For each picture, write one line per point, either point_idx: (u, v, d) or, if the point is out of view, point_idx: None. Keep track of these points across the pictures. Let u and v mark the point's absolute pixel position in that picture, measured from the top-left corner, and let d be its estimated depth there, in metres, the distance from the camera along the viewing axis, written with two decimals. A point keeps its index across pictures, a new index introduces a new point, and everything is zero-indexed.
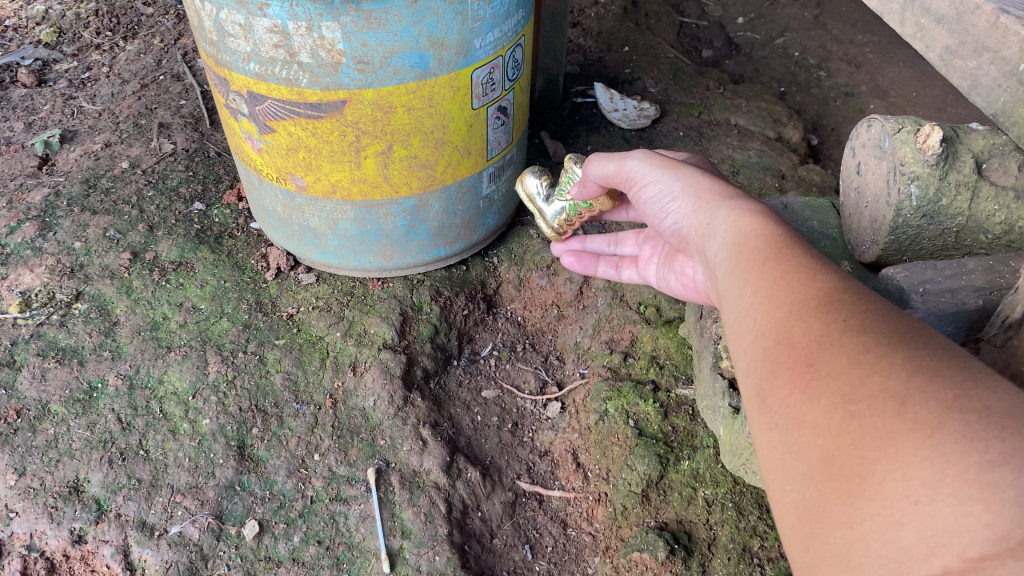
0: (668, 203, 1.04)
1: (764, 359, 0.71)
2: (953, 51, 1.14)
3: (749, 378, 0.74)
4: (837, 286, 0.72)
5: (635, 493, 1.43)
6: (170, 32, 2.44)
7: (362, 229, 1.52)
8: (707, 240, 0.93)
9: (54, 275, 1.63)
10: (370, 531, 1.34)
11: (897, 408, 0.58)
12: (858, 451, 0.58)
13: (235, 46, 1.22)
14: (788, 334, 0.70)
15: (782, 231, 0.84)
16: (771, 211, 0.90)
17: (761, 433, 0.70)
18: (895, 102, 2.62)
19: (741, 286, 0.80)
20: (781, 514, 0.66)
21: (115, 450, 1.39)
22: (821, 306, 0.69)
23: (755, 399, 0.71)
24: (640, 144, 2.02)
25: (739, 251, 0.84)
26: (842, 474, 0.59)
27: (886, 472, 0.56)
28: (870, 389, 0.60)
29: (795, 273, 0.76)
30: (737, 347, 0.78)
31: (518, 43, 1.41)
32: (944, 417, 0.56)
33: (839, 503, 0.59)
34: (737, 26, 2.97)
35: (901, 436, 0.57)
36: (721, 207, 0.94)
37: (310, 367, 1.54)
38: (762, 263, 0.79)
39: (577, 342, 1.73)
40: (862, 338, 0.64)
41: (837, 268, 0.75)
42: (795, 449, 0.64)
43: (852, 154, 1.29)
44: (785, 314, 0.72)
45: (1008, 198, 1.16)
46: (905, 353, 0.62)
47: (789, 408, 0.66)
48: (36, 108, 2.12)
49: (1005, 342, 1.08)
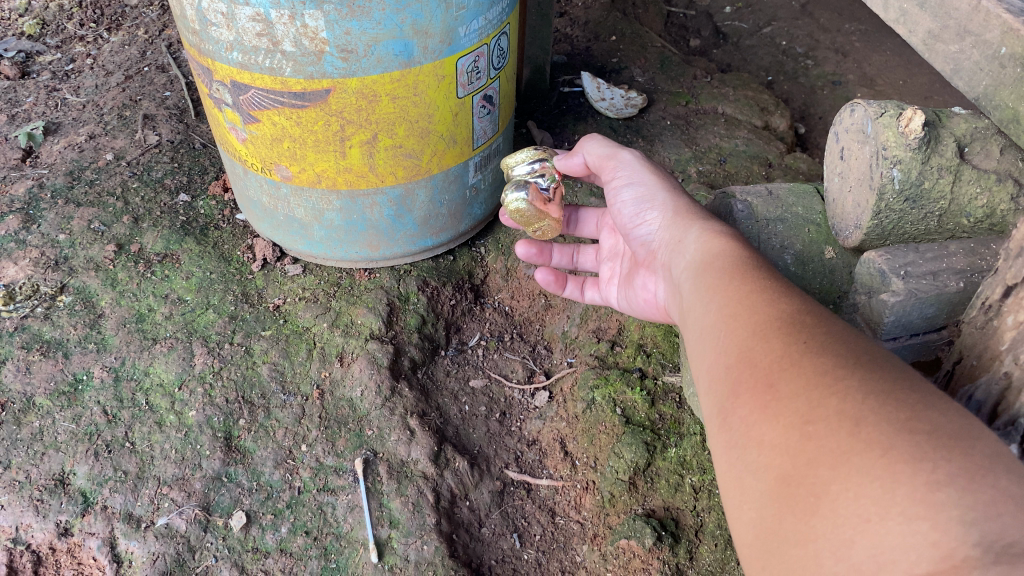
0: (646, 209, 1.14)
1: (726, 378, 0.78)
2: (935, 36, 1.15)
3: (711, 397, 0.80)
4: (799, 309, 0.80)
5: (622, 481, 1.44)
6: (154, 24, 2.42)
7: (348, 219, 1.51)
8: (679, 255, 1.03)
9: (38, 268, 1.62)
10: (358, 521, 1.34)
11: (851, 429, 0.65)
12: (813, 471, 0.65)
13: (217, 35, 1.21)
14: (751, 354, 0.77)
15: (748, 254, 0.95)
16: (739, 236, 1.00)
17: (720, 450, 0.76)
18: (882, 90, 2.63)
19: (709, 305, 0.88)
20: (739, 531, 0.72)
21: (101, 442, 1.38)
22: (783, 327, 0.77)
23: (715, 417, 0.78)
24: (627, 133, 2.01)
25: (706, 269, 0.94)
26: (798, 493, 0.65)
27: (838, 491, 0.62)
28: (827, 410, 0.67)
29: (759, 295, 0.84)
30: (700, 364, 0.85)
31: (503, 31, 1.40)
32: (896, 438, 0.63)
33: (795, 521, 0.65)
34: (725, 15, 2.97)
35: (854, 456, 0.63)
36: (694, 225, 1.04)
37: (297, 359, 1.54)
38: (728, 283, 0.89)
39: (565, 332, 1.74)
40: (822, 359, 0.72)
41: (799, 293, 0.83)
42: (752, 469, 0.71)
43: (836, 139, 1.29)
44: (749, 334, 0.79)
45: (990, 180, 1.16)
46: (861, 375, 0.69)
47: (749, 427, 0.72)
48: (19, 100, 2.10)
49: (985, 323, 1.08)
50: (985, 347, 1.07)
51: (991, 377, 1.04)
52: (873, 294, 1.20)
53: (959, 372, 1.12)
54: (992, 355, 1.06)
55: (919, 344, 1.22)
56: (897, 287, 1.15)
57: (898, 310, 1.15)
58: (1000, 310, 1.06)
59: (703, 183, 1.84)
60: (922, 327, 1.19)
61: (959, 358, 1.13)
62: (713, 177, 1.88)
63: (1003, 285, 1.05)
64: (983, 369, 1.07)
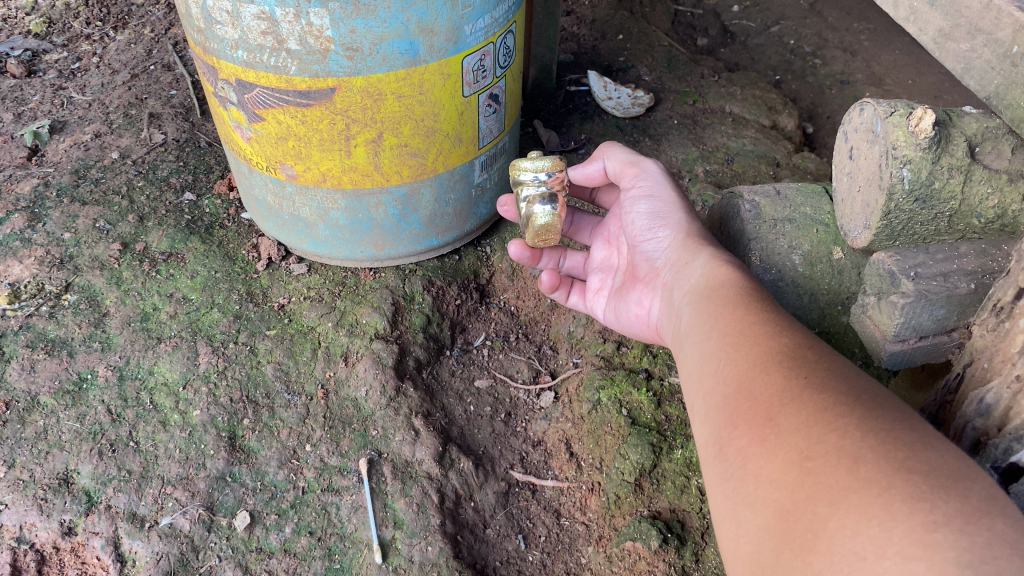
0: (659, 228, 1.16)
1: (724, 407, 0.81)
2: (946, 34, 1.14)
3: (708, 424, 0.82)
4: (800, 344, 0.83)
5: (627, 483, 1.43)
6: (160, 22, 2.42)
7: (352, 219, 1.51)
8: (684, 276, 1.05)
9: (43, 267, 1.62)
10: (362, 521, 1.34)
11: (850, 466, 0.65)
12: (812, 507, 0.65)
13: (223, 33, 1.20)
14: (752, 386, 0.79)
15: (750, 285, 0.98)
16: (743, 268, 1.03)
17: (717, 481, 0.77)
18: (891, 89, 2.61)
19: (708, 333, 0.92)
20: (735, 564, 0.72)
21: (105, 441, 1.38)
22: (785, 361, 0.80)
23: (712, 446, 0.80)
24: (634, 132, 2.00)
25: (710, 295, 0.97)
26: (796, 529, 0.65)
27: (836, 529, 0.62)
28: (827, 446, 0.68)
29: (761, 327, 0.87)
30: (697, 389, 0.88)
31: (509, 30, 1.39)
32: (894, 477, 0.63)
33: (792, 557, 0.65)
34: (733, 14, 2.95)
35: (853, 494, 0.63)
36: (702, 251, 1.07)
37: (302, 358, 1.53)
38: (730, 311, 0.92)
39: (570, 332, 1.73)
40: (822, 396, 0.73)
41: (801, 329, 0.86)
42: (751, 502, 0.71)
43: (845, 139, 1.26)
44: (749, 365, 0.82)
45: (1002, 180, 1.14)
46: (860, 414, 0.70)
47: (747, 459, 0.74)
48: (26, 98, 2.10)
49: (997, 325, 1.07)
50: (997, 349, 1.06)
51: (1004, 380, 1.03)
52: (883, 296, 1.18)
53: (969, 375, 1.11)
54: (1004, 357, 1.05)
55: (929, 346, 1.21)
56: (907, 288, 1.14)
57: (908, 313, 1.14)
58: (1013, 312, 1.05)
59: (710, 183, 1.83)
60: (933, 329, 1.18)
61: (970, 361, 1.12)
62: (721, 176, 1.87)
63: (1015, 286, 1.05)
64: (994, 372, 1.06)
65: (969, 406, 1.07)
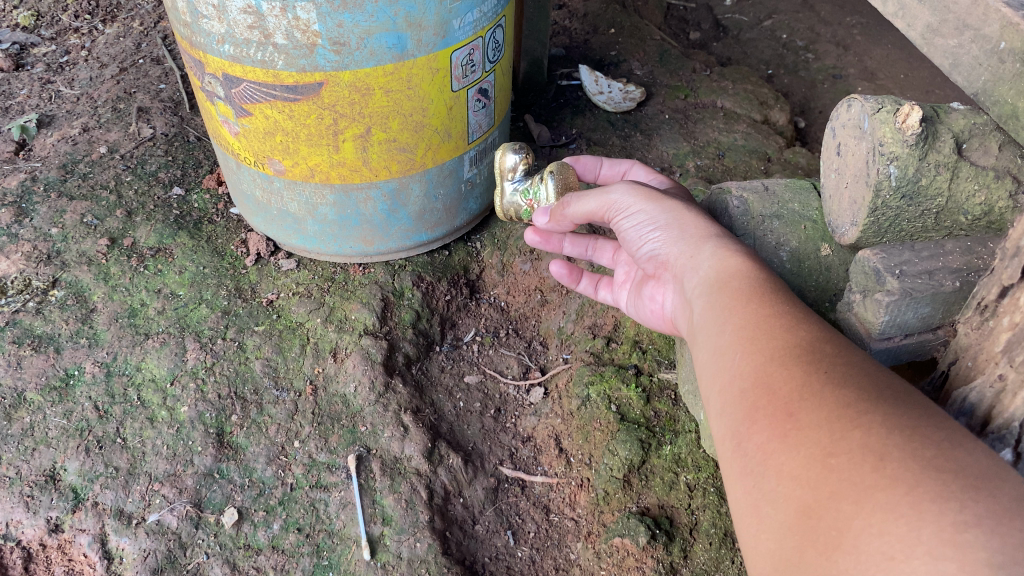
0: (648, 230, 1.14)
1: (741, 402, 0.80)
2: (933, 30, 1.13)
3: (724, 420, 0.82)
4: (816, 337, 0.83)
5: (617, 479, 1.44)
6: (150, 15, 2.41)
7: (342, 214, 1.50)
8: (690, 272, 1.05)
9: (30, 262, 1.61)
10: (350, 518, 1.33)
11: (875, 464, 0.65)
12: (837, 504, 0.65)
13: (209, 28, 1.19)
14: (769, 380, 0.79)
15: (761, 277, 0.97)
16: (754, 258, 1.03)
17: (736, 476, 0.77)
18: (883, 84, 2.60)
19: (721, 326, 0.91)
20: (755, 560, 0.72)
21: (92, 438, 1.37)
22: (803, 356, 0.80)
23: (729, 441, 0.79)
24: (625, 126, 1.99)
25: (722, 289, 0.97)
26: (820, 527, 0.65)
27: (863, 526, 0.63)
28: (850, 443, 0.68)
29: (778, 320, 0.87)
30: (712, 384, 0.88)
31: (499, 24, 1.38)
32: (921, 475, 0.63)
33: (816, 554, 0.65)
34: (726, 8, 2.93)
35: (879, 492, 0.63)
36: (706, 246, 1.06)
37: (289, 354, 1.52)
38: (744, 305, 0.91)
39: (560, 327, 1.73)
40: (845, 392, 0.73)
41: (817, 322, 0.86)
42: (772, 499, 0.71)
43: (832, 135, 1.25)
44: (766, 360, 0.81)
45: (988, 177, 1.14)
46: (883, 411, 0.70)
47: (767, 455, 0.73)
48: (13, 91, 2.08)
49: (981, 323, 1.07)
50: (980, 348, 1.06)
51: (987, 378, 1.04)
52: (868, 294, 1.18)
53: (953, 374, 1.11)
54: (987, 356, 1.05)
55: (914, 344, 1.21)
56: (891, 287, 1.14)
57: (893, 310, 1.14)
58: (996, 311, 1.05)
59: (700, 178, 1.82)
60: (918, 327, 1.19)
61: (954, 359, 1.12)
62: (711, 171, 1.87)
63: (999, 285, 1.04)
64: (978, 370, 1.06)
65: (953, 405, 1.08)
